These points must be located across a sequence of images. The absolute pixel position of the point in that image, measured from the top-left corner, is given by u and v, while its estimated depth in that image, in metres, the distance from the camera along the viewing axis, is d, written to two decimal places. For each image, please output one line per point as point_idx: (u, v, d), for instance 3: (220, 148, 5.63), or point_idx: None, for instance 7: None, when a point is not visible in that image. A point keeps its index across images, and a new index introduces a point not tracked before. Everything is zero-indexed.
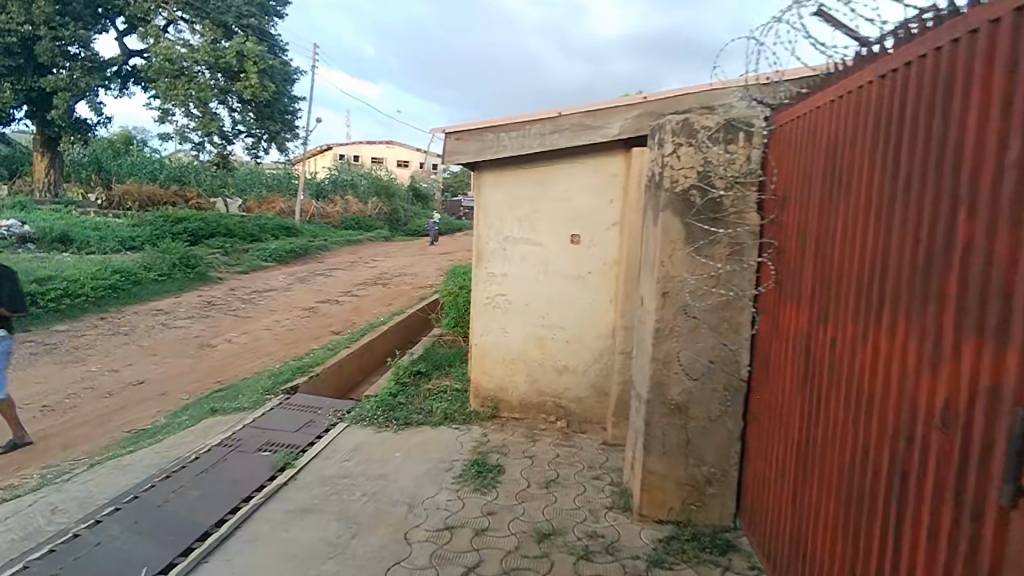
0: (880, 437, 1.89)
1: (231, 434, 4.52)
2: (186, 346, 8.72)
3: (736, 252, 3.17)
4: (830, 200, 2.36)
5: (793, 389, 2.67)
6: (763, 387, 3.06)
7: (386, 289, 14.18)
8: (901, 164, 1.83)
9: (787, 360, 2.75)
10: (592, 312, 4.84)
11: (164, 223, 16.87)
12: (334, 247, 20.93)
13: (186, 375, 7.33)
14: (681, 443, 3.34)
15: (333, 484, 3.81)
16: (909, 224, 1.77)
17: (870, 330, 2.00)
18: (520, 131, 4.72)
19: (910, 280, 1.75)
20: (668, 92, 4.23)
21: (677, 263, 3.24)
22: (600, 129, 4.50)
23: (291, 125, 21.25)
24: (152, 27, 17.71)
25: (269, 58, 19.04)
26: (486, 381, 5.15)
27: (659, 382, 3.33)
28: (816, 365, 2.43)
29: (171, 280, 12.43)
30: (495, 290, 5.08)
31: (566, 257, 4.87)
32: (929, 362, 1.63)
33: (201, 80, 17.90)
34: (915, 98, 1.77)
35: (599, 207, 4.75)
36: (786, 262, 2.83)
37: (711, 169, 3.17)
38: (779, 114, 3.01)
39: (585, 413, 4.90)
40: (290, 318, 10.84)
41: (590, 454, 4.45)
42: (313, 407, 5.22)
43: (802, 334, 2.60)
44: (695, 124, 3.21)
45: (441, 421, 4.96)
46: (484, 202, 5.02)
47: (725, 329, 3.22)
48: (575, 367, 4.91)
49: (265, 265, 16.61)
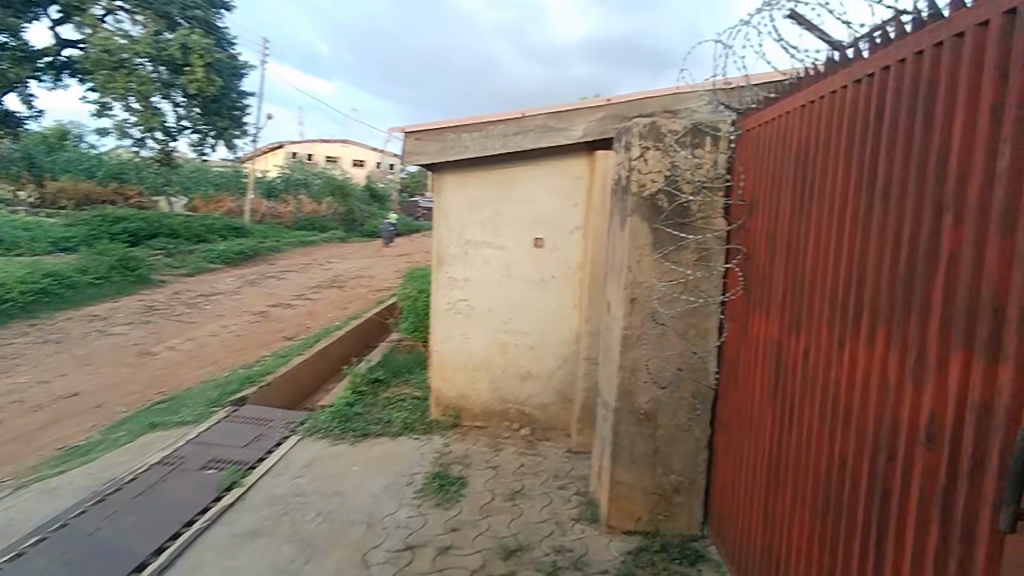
0: (859, 451, 1.84)
1: (174, 451, 4.21)
2: (125, 355, 8.21)
3: (704, 258, 3.12)
4: (801, 206, 2.32)
5: (764, 399, 2.62)
6: (731, 394, 3.02)
7: (341, 291, 13.80)
8: (880, 170, 1.78)
9: (757, 368, 2.70)
10: (556, 317, 4.74)
11: (102, 223, 15.95)
12: (286, 249, 20.29)
13: (124, 386, 6.88)
14: (649, 452, 3.27)
15: (285, 503, 3.58)
16: (890, 231, 1.72)
17: (846, 339, 1.95)
18: (482, 131, 4.59)
19: (891, 289, 1.70)
20: (632, 95, 4.17)
21: (645, 269, 3.17)
22: (564, 131, 4.41)
23: (239, 122, 20.48)
24: (89, 16, 16.72)
25: (215, 52, 18.32)
26: (447, 389, 4.99)
27: (626, 390, 3.25)
28: (788, 374, 2.38)
29: (108, 283, 11.72)
30: (456, 295, 4.93)
31: (529, 261, 4.76)
32: (912, 375, 1.58)
33: (142, 72, 16.99)
34: (896, 104, 1.72)
35: (563, 211, 4.66)
36: (754, 268, 2.79)
37: (678, 173, 3.11)
38: (745, 118, 2.97)
39: (549, 420, 4.80)
40: (238, 323, 10.37)
41: (555, 463, 4.35)
42: (263, 419, 4.94)
43: (772, 343, 2.55)
44: (662, 128, 3.14)
45: (400, 431, 4.77)
46: (445, 204, 4.87)
47: (693, 336, 3.17)
48: (539, 373, 4.80)
49: (212, 267, 15.92)
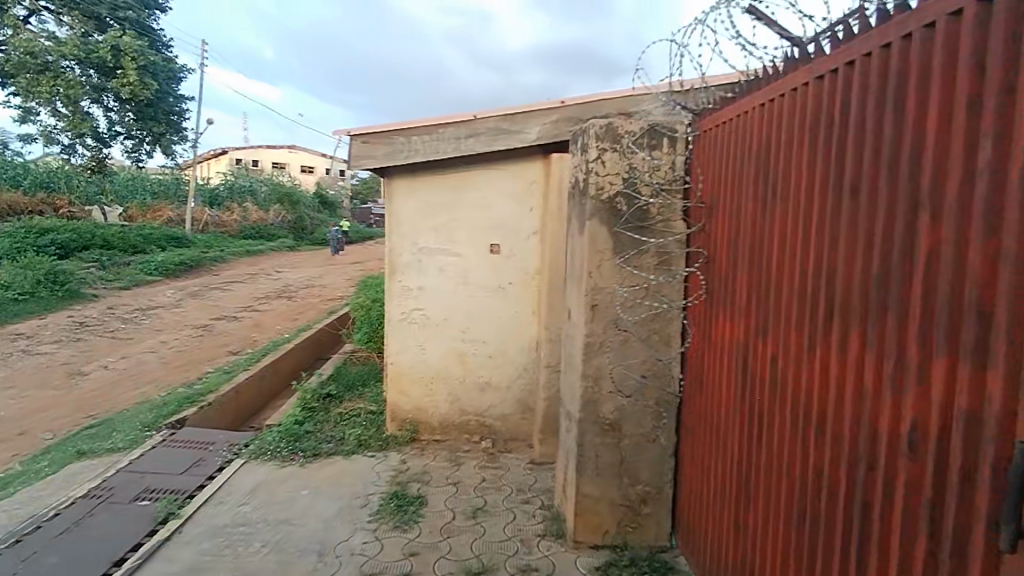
0: (835, 460, 1.79)
1: (101, 481, 3.85)
2: (51, 375, 7.58)
3: (665, 262, 3.04)
4: (763, 206, 2.26)
5: (731, 405, 2.55)
6: (695, 400, 2.95)
7: (291, 302, 13.31)
8: (848, 167, 1.73)
9: (721, 373, 2.64)
10: (515, 325, 4.62)
11: (26, 234, 14.88)
12: (232, 259, 19.51)
13: (49, 410, 6.33)
14: (615, 463, 3.18)
15: (227, 535, 3.31)
16: (860, 231, 1.67)
17: (817, 343, 1.89)
18: (433, 134, 4.42)
19: (865, 291, 1.65)
20: (586, 97, 4.10)
21: (605, 274, 3.08)
22: (517, 134, 4.30)
23: (177, 127, 19.60)
24: (10, 15, 15.48)
25: (149, 54, 17.52)
26: (403, 402, 4.78)
27: (590, 400, 3.15)
28: (755, 380, 2.32)
29: (33, 300, 10.89)
30: (410, 304, 4.73)
31: (486, 268, 4.63)
32: (891, 382, 1.53)
33: (69, 76, 16.05)
34: (862, 99, 1.67)
35: (519, 216, 4.55)
36: (716, 271, 2.72)
37: (636, 175, 3.04)
38: (702, 119, 2.91)
39: (511, 430, 4.67)
40: (179, 339, 9.81)
41: (518, 476, 4.21)
42: (203, 443, 4.60)
43: (737, 347, 2.49)
44: (619, 129, 3.05)
45: (355, 449, 4.53)
46: (396, 210, 4.67)
47: (656, 342, 3.09)
48: (498, 383, 4.67)
49: (150, 280, 15.10)
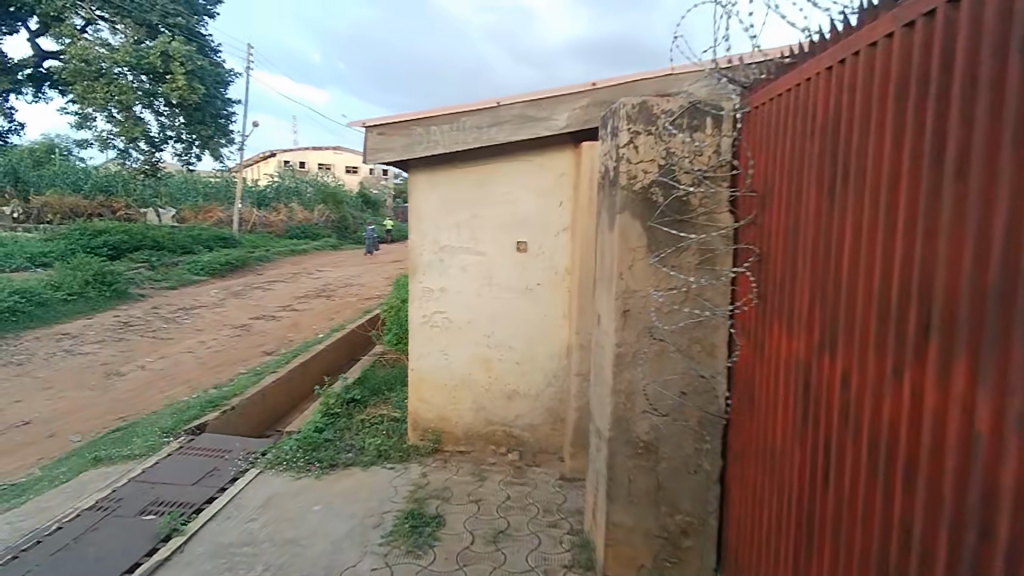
0: (930, 517, 1.39)
1: (110, 492, 3.70)
2: (90, 375, 7.65)
3: (708, 261, 2.63)
4: (831, 190, 1.84)
5: (788, 430, 2.13)
6: (745, 421, 2.53)
7: (329, 301, 13.31)
8: (953, 133, 1.31)
9: (776, 390, 2.22)
10: (544, 328, 4.27)
11: (81, 236, 15.37)
12: (276, 258, 19.82)
13: (84, 410, 6.34)
14: (650, 489, 2.80)
15: (229, 556, 3.09)
16: (970, 218, 1.26)
17: (904, 362, 1.48)
18: (453, 123, 4.11)
19: (976, 297, 1.24)
20: (619, 78, 3.69)
21: (638, 275, 2.69)
22: (544, 121, 3.94)
23: (224, 130, 19.99)
24: (67, 26, 16.31)
25: (198, 59, 17.90)
26: (425, 410, 4.50)
27: (621, 418, 2.77)
28: (820, 403, 1.91)
29: (83, 299, 11.15)
30: (432, 307, 4.44)
31: (512, 267, 4.29)
32: (1020, 422, 1.13)
33: (122, 82, 16.54)
34: (975, 44, 1.26)
35: (547, 211, 4.20)
36: (770, 271, 2.29)
37: (675, 161, 2.64)
38: (752, 93, 2.48)
39: (539, 442, 4.33)
40: (218, 338, 9.87)
41: (546, 494, 3.87)
42: (218, 450, 4.43)
43: (796, 362, 2.06)
44: (654, 108, 2.66)
45: (373, 460, 4.28)
46: (416, 207, 4.38)
47: (698, 353, 2.68)
48: (526, 391, 4.33)
49: (196, 280, 15.40)
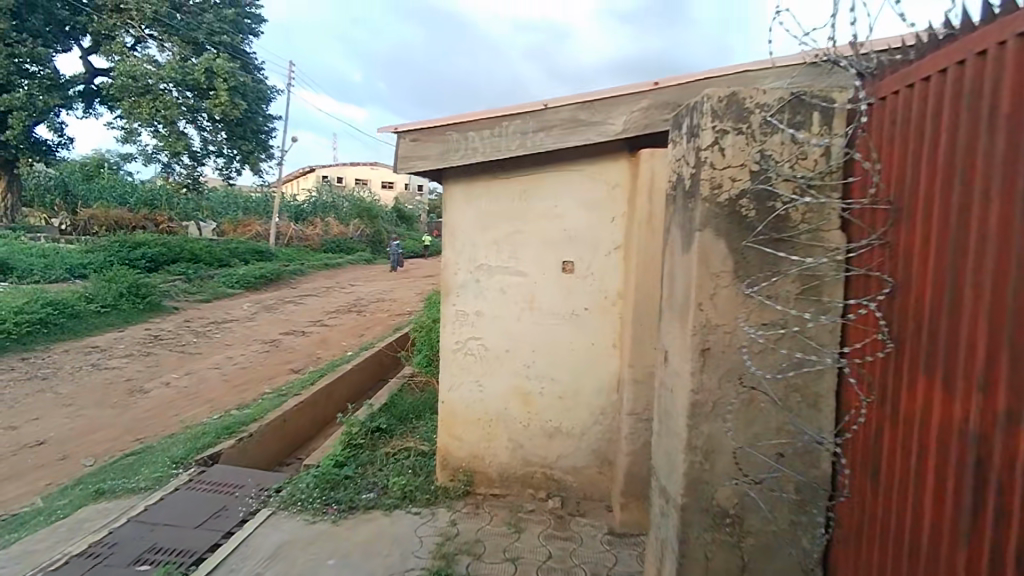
0: None
1: (104, 536, 3.34)
2: (113, 393, 7.41)
3: (813, 290, 2.11)
4: None
5: (944, 520, 1.58)
6: (866, 494, 1.96)
7: (359, 317, 13.03)
8: None
9: (923, 459, 1.67)
10: (591, 359, 3.77)
11: (120, 248, 15.50)
12: (310, 272, 19.80)
13: (100, 431, 6.06)
14: (733, 570, 2.24)
15: None
16: None
17: None
18: (494, 129, 3.68)
19: None
20: (687, 76, 3.20)
21: (721, 307, 2.18)
22: (597, 125, 3.47)
23: (264, 144, 20.14)
24: (117, 44, 16.74)
25: (240, 75, 18.10)
26: (455, 447, 4.03)
27: (698, 481, 2.25)
28: (1008, 490, 1.37)
29: (116, 312, 11.08)
30: (466, 332, 3.98)
31: (557, 290, 3.81)
32: None
33: (167, 98, 16.78)
34: None
35: (598, 226, 3.72)
36: (910, 302, 1.75)
37: (770, 166, 2.14)
38: (878, 80, 1.96)
39: (583, 487, 3.81)
40: (246, 354, 9.64)
41: (593, 552, 3.33)
42: (230, 486, 4.04)
43: (963, 428, 1.52)
44: (747, 101, 2.15)
45: (397, 503, 3.82)
46: (452, 221, 3.95)
47: (796, 403, 2.15)
48: (570, 429, 3.82)
49: (231, 293, 15.35)
